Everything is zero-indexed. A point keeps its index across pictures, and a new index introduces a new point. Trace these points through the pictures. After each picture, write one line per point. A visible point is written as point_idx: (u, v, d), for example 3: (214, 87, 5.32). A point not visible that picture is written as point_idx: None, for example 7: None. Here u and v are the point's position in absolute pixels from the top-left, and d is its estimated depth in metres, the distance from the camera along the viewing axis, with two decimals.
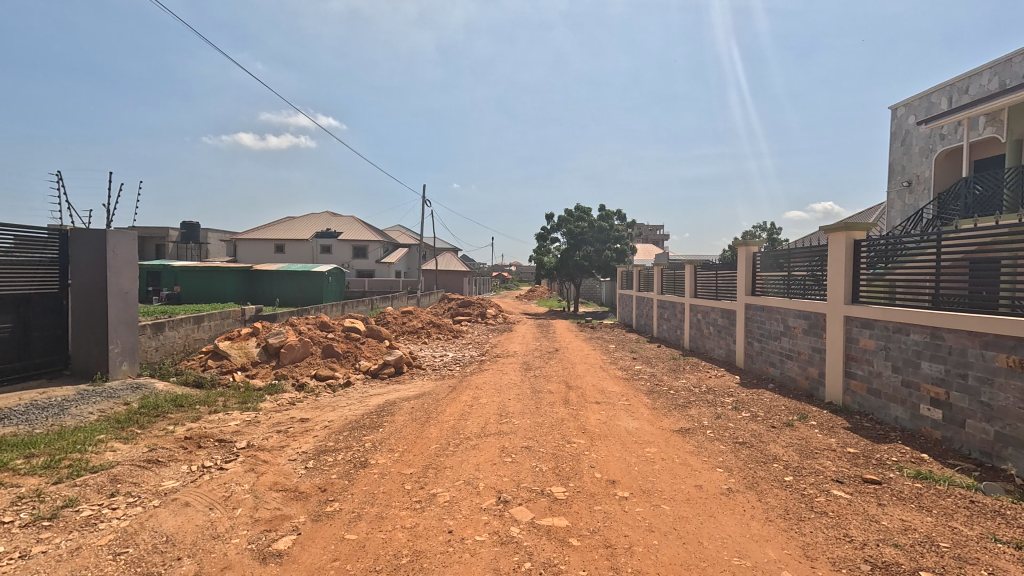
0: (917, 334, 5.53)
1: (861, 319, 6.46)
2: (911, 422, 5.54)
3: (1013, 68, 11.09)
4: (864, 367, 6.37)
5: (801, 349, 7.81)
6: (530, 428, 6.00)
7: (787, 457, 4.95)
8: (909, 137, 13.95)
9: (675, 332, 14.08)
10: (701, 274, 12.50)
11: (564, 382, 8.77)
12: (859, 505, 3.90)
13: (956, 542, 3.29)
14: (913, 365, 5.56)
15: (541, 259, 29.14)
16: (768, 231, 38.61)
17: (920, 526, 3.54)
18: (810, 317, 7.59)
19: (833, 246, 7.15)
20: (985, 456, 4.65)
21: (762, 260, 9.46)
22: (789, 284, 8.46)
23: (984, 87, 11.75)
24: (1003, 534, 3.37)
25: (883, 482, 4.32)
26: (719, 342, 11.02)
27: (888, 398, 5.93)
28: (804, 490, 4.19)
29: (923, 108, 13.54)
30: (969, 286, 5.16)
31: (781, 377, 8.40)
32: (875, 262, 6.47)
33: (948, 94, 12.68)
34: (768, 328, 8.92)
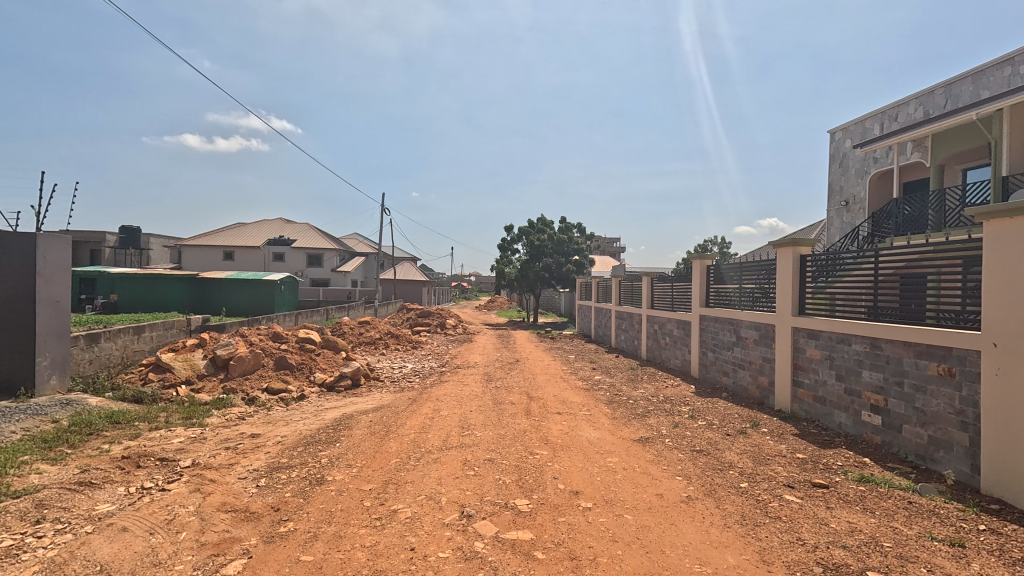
0: (858, 344, 5.86)
1: (808, 330, 6.79)
2: (853, 428, 5.86)
3: (935, 99, 12.09)
4: (810, 376, 6.69)
5: (753, 359, 8.12)
6: (493, 440, 5.93)
7: (741, 464, 5.12)
8: (846, 159, 14.93)
9: (633, 342, 14.37)
10: (658, 286, 12.85)
11: (525, 393, 8.76)
12: (809, 509, 4.07)
13: (898, 541, 3.49)
14: (855, 373, 5.89)
15: (501, 270, 29.21)
16: (719, 244, 40.09)
17: (865, 527, 3.73)
18: (760, 328, 7.92)
19: (781, 261, 7.49)
20: (920, 459, 4.96)
21: (715, 273, 9.82)
22: (740, 296, 8.81)
23: (911, 115, 12.74)
24: (938, 532, 3.61)
25: (830, 486, 4.53)
26: (676, 352, 11.30)
27: (832, 405, 6.25)
28: (758, 496, 4.33)
29: (858, 133, 14.54)
30: (900, 299, 5.53)
31: (734, 386, 8.70)
32: (819, 276, 6.83)
33: (880, 121, 13.66)
34: (722, 339, 9.23)
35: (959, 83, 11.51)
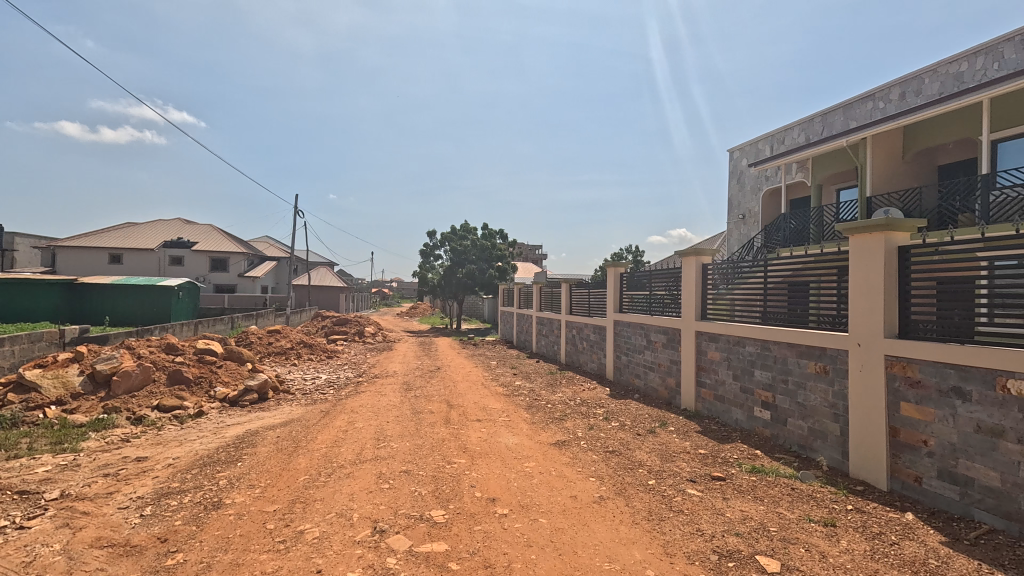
0: (751, 346, 6.41)
1: (709, 334, 7.32)
2: (747, 423, 6.40)
3: (815, 126, 13.60)
4: (711, 376, 7.21)
5: (662, 361, 8.61)
6: (409, 451, 5.79)
7: (649, 462, 5.40)
8: (742, 177, 16.36)
9: (553, 348, 14.69)
10: (576, 293, 13.26)
11: (445, 401, 8.65)
12: (708, 500, 4.37)
13: (782, 525, 3.86)
14: (748, 372, 6.43)
15: (423, 276, 28.74)
16: (634, 253, 42.17)
17: (755, 514, 4.07)
18: (668, 332, 8.43)
19: (685, 269, 8.03)
20: (801, 448, 5.52)
21: (627, 280, 10.31)
22: (651, 302, 9.31)
23: (795, 139, 14.23)
24: (815, 514, 4.04)
25: (726, 477, 4.90)
26: (593, 356, 11.71)
27: (729, 402, 6.78)
28: (664, 491, 4.59)
29: (752, 153, 16.01)
30: (786, 304, 6.12)
31: (645, 388, 9.17)
32: (719, 284, 7.39)
33: (770, 143, 15.13)
34: (634, 342, 9.70)
35: (833, 113, 13.03)
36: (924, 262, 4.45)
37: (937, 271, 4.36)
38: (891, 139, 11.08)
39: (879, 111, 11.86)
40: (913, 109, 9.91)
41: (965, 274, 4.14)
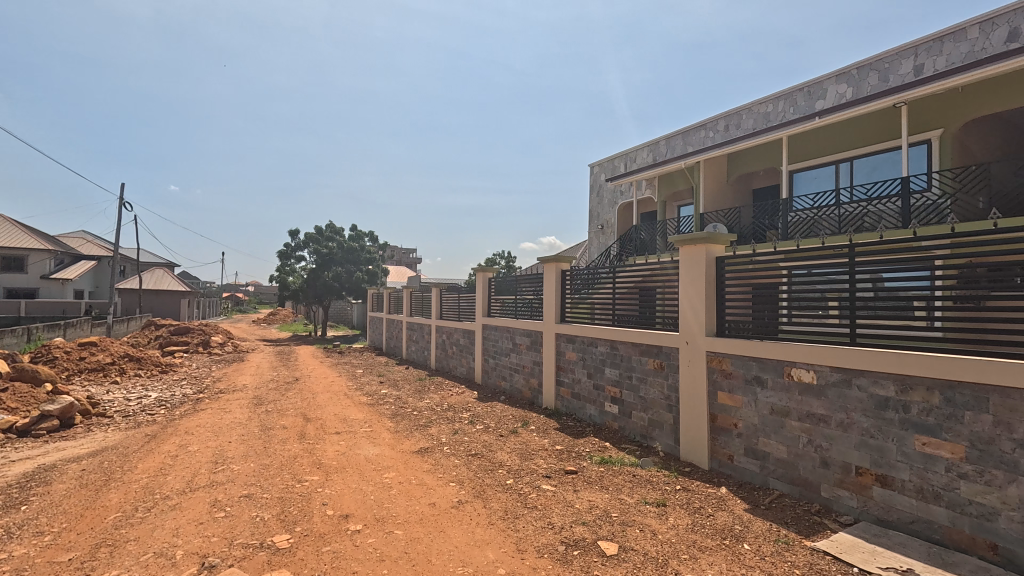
0: (602, 346, 6.94)
1: (567, 336, 7.77)
2: (599, 418, 6.93)
3: (660, 148, 15.23)
4: (568, 376, 7.68)
5: (525, 363, 8.97)
6: (254, 473, 5.26)
7: (509, 461, 5.56)
8: (601, 190, 17.75)
9: (423, 353, 14.50)
10: (446, 297, 13.24)
11: (301, 414, 8.03)
12: (561, 494, 4.62)
13: (622, 510, 4.22)
14: (600, 371, 6.96)
15: (283, 279, 26.51)
16: (506, 258, 43.51)
17: (600, 502, 4.41)
18: (531, 335, 8.80)
19: (546, 274, 8.44)
20: (643, 438, 6.12)
21: (495, 285, 10.56)
22: (517, 306, 9.62)
23: (644, 159, 15.80)
24: (650, 497, 4.50)
25: (578, 470, 5.24)
26: (462, 361, 11.78)
27: (584, 399, 7.27)
28: (521, 489, 4.75)
29: (609, 169, 17.42)
30: (630, 308, 6.72)
31: (510, 389, 9.46)
32: (575, 289, 7.88)
33: (624, 161, 16.61)
34: (500, 346, 9.96)
35: (674, 138, 14.73)
36: (735, 270, 5.21)
37: (744, 278, 5.13)
38: (718, 164, 12.84)
39: (709, 139, 13.67)
40: (733, 139, 11.60)
41: (765, 281, 4.93)
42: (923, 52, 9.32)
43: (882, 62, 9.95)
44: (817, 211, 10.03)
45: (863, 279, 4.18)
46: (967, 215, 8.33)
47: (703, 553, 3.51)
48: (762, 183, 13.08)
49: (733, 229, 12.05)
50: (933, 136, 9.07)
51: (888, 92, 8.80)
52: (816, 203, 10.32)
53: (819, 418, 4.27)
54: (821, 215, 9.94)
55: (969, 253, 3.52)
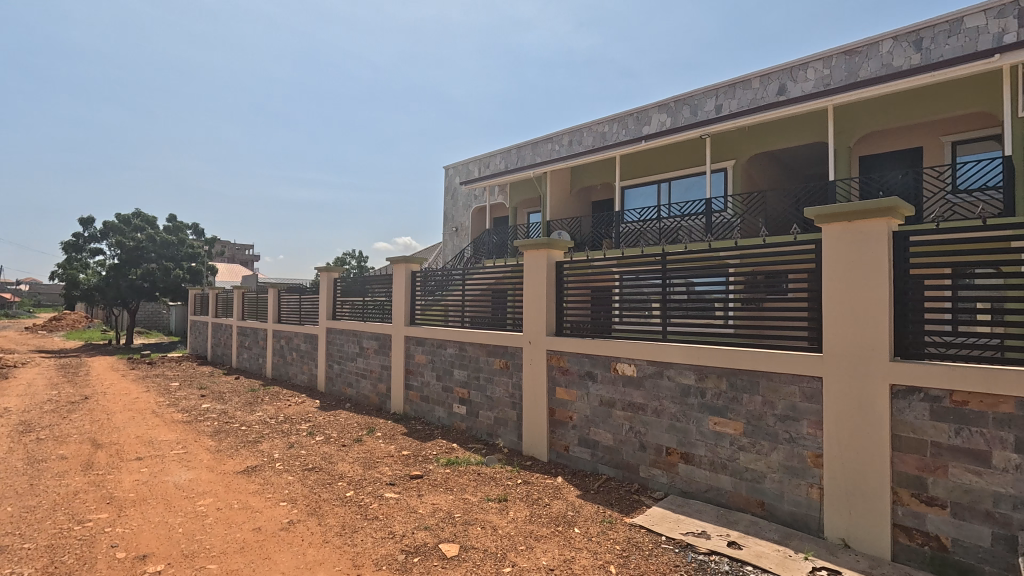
0: (451, 348, 6.96)
1: (416, 338, 7.64)
2: (447, 419, 6.95)
3: (511, 157, 15.85)
4: (417, 379, 7.56)
5: (373, 368, 8.61)
6: (11, 519, 4.18)
7: (350, 472, 5.25)
8: (455, 193, 17.85)
9: (257, 361, 13.07)
10: (285, 298, 12.11)
11: (89, 440, 6.63)
12: (404, 501, 4.49)
13: (465, 510, 4.26)
14: (449, 372, 6.97)
15: (71, 276, 21.75)
16: (354, 257, 40.85)
17: (444, 504, 4.39)
18: (379, 338, 8.46)
19: (396, 275, 8.20)
20: (489, 436, 6.30)
21: (341, 286, 9.96)
22: (365, 308, 9.16)
23: (497, 166, 16.29)
24: (493, 494, 4.63)
25: (423, 474, 5.17)
26: (302, 368, 10.87)
27: (433, 401, 7.23)
28: (361, 501, 4.51)
29: (463, 173, 17.55)
30: (478, 310, 6.83)
31: (356, 396, 9.00)
32: (426, 290, 7.78)
33: (478, 166, 16.92)
34: (345, 350, 9.42)
35: (524, 148, 15.47)
36: (573, 273, 5.62)
37: (580, 281, 5.57)
38: (563, 176, 13.82)
39: (555, 152, 14.62)
40: (576, 154, 12.57)
41: (600, 284, 5.40)
42: (721, 95, 11.15)
43: (692, 99, 11.66)
44: (643, 223, 11.41)
45: (677, 283, 4.79)
46: (750, 233, 10.14)
47: (539, 542, 3.70)
48: (599, 196, 14.37)
49: (575, 236, 13.10)
50: (728, 166, 10.88)
51: (696, 125, 10.35)
52: (642, 216, 11.67)
53: (639, 406, 4.81)
54: (646, 227, 11.33)
55: (751, 263, 4.26)
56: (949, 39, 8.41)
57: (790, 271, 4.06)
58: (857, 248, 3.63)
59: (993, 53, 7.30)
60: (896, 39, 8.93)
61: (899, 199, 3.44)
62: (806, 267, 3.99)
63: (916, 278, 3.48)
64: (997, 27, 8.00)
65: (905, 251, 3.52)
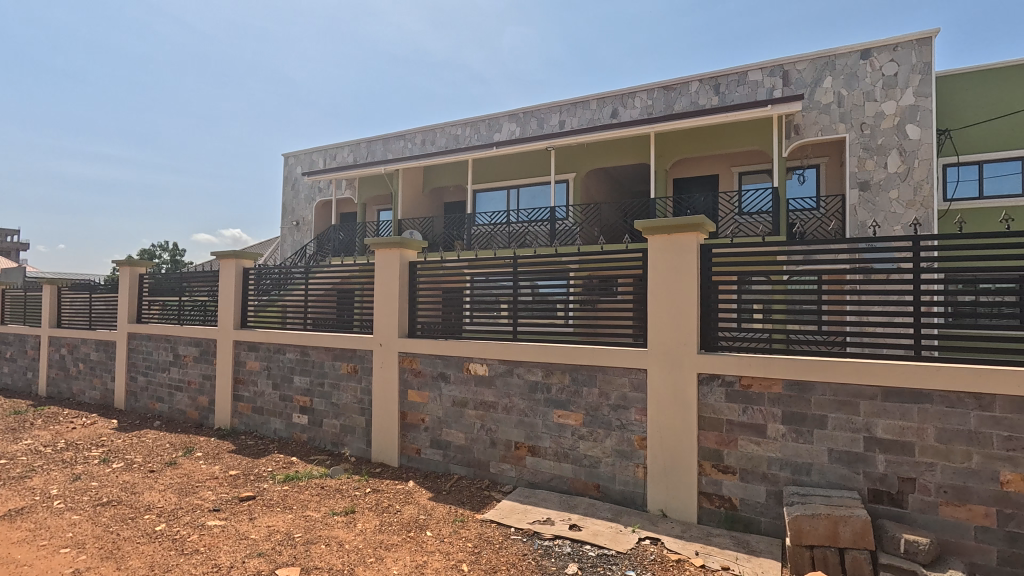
0: (290, 352, 6.37)
1: (248, 343, 6.82)
2: (286, 431, 6.35)
3: (361, 150, 15.07)
4: (249, 389, 6.77)
5: (191, 378, 7.47)
6: None
7: (161, 502, 4.48)
8: (296, 184, 16.31)
9: (24, 376, 10.41)
10: (68, 298, 9.86)
11: None
12: (232, 527, 3.97)
13: (306, 528, 3.93)
14: (288, 380, 6.37)
15: None
16: (163, 246, 34.65)
17: (282, 525, 3.99)
18: (200, 344, 7.37)
19: (223, 272, 7.21)
20: (334, 445, 5.91)
21: (149, 284, 8.44)
22: (181, 310, 7.88)
23: (344, 159, 15.34)
24: (339, 507, 4.35)
25: (256, 495, 4.63)
26: (92, 382, 8.96)
27: (268, 413, 6.54)
28: (176, 534, 3.87)
29: (306, 163, 16.09)
30: (324, 312, 6.34)
31: (169, 413, 7.72)
32: (261, 290, 6.98)
33: (322, 157, 15.72)
34: (155, 359, 8.01)
35: (374, 143, 14.84)
36: (426, 274, 5.55)
37: (433, 282, 5.52)
38: (415, 175, 13.60)
39: (408, 150, 14.32)
40: (429, 154, 12.48)
41: (452, 285, 5.42)
42: (564, 111, 12.06)
43: (539, 112, 12.39)
44: (494, 226, 11.81)
45: (525, 286, 5.03)
46: (588, 240, 11.16)
47: (389, 552, 3.58)
48: (451, 198, 14.46)
49: (427, 237, 13.02)
50: (569, 178, 11.80)
51: (542, 137, 11.05)
52: (493, 219, 12.05)
53: (489, 404, 4.94)
54: (497, 231, 11.76)
55: (590, 268, 4.67)
56: (737, 88, 10.27)
57: (622, 275, 4.54)
58: (674, 258, 4.22)
59: (766, 104, 9.11)
60: (701, 82, 10.60)
61: (704, 217, 4.08)
62: (634, 273, 4.49)
63: (716, 283, 4.17)
64: (769, 83, 9.99)
65: (709, 261, 4.19)
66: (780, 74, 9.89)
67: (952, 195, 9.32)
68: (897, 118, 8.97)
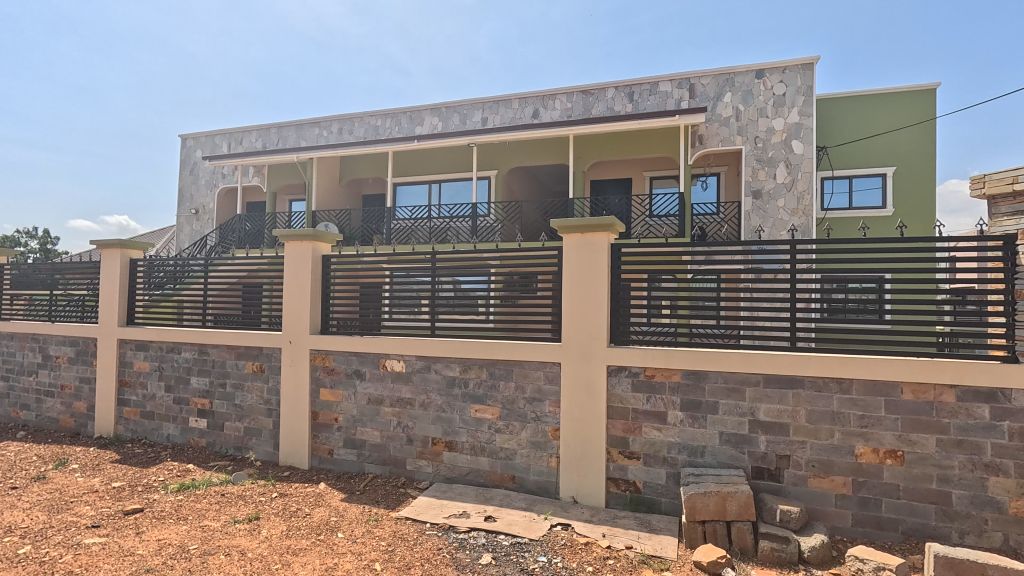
0: (187, 351, 5.87)
1: (136, 341, 6.19)
2: (181, 437, 5.85)
3: (271, 136, 14.15)
4: (137, 392, 6.15)
5: (66, 382, 6.65)
6: None
7: (26, 522, 3.96)
8: (196, 168, 14.96)
9: None
10: None
11: None
12: (115, 544, 3.61)
13: (204, 539, 3.67)
14: (184, 381, 5.87)
15: None
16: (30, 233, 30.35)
17: (174, 537, 3.69)
18: (77, 344, 6.57)
19: (106, 263, 6.47)
20: (237, 450, 5.55)
21: (11, 275, 7.36)
22: (52, 305, 6.96)
23: (252, 144, 14.31)
24: (241, 514, 4.10)
25: (144, 507, 4.23)
26: None
27: (160, 418, 6.00)
28: (44, 556, 3.45)
29: (208, 146, 14.80)
30: (226, 307, 5.89)
31: (37, 422, 6.82)
32: (152, 283, 6.35)
33: (227, 140, 14.55)
34: (19, 361, 7.03)
35: (286, 129, 13.99)
36: (342, 269, 5.35)
37: (349, 276, 5.34)
38: (331, 165, 13.00)
39: (323, 138, 13.65)
40: (346, 143, 11.99)
41: (370, 281, 5.27)
42: (487, 108, 12.11)
43: (461, 107, 12.35)
44: (414, 221, 11.63)
45: (445, 281, 5.02)
46: (508, 238, 11.33)
47: (297, 557, 3.44)
48: (370, 190, 14.01)
49: (344, 230, 12.52)
50: (491, 175, 11.87)
51: (464, 133, 11.03)
52: (413, 214, 11.86)
53: (406, 401, 4.88)
54: (417, 226, 11.60)
55: (509, 264, 4.75)
56: (650, 97, 10.88)
57: (540, 272, 4.67)
58: (587, 256, 4.42)
59: (674, 113, 9.75)
60: (617, 89, 11.10)
61: (616, 218, 4.31)
62: (550, 269, 4.63)
63: (625, 280, 4.42)
64: (677, 94, 10.68)
65: (619, 259, 4.43)
66: (687, 86, 10.60)
67: (828, 205, 10.53)
68: (784, 134, 9.98)
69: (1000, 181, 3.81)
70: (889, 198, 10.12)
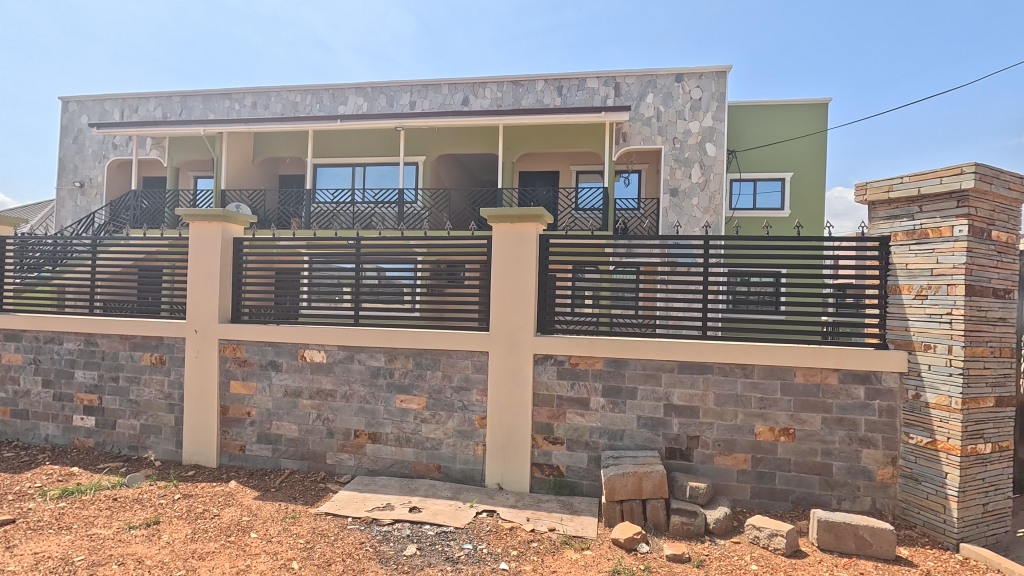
0: (70, 342, 5.22)
1: (5, 332, 5.42)
2: (63, 437, 5.22)
3: (173, 105, 12.84)
4: (7, 388, 5.40)
5: None
6: None
7: None
8: (81, 137, 13.26)
9: None
10: None
11: None
12: None
13: (91, 549, 3.30)
14: (66, 376, 5.23)
15: None
16: None
17: (54, 549, 3.30)
18: None
19: None
20: (132, 450, 5.05)
21: None
22: None
23: (150, 112, 12.91)
24: (136, 519, 3.73)
25: (16, 518, 3.74)
26: None
27: (36, 417, 5.31)
28: None
29: (95, 111, 13.14)
30: (117, 293, 5.29)
31: None
32: (26, 265, 5.58)
33: (119, 107, 13.00)
34: None
35: (191, 98, 12.76)
36: (256, 253, 5.00)
37: (263, 261, 4.99)
38: (243, 142, 12.05)
39: (235, 111, 12.62)
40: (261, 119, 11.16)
41: (286, 266, 4.96)
42: (415, 92, 11.78)
43: (388, 89, 11.91)
44: (336, 205, 11.10)
45: (369, 269, 4.84)
46: (435, 226, 11.17)
47: (203, 561, 3.20)
48: (288, 171, 13.18)
49: (257, 212, 11.70)
50: (418, 161, 11.57)
51: (391, 115, 10.65)
52: (335, 197, 11.32)
53: (326, 393, 4.68)
54: (339, 210, 11.08)
55: (436, 253, 4.67)
56: (577, 92, 11.09)
57: (468, 262, 4.63)
58: (515, 246, 4.45)
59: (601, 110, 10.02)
60: (547, 82, 11.22)
61: (544, 209, 4.36)
62: (478, 260, 4.61)
63: (552, 271, 4.51)
64: (603, 91, 10.99)
65: (546, 250, 4.50)
66: (613, 85, 10.93)
67: (736, 205, 11.39)
68: (699, 136, 10.61)
69: (880, 188, 3.99)
70: (787, 201, 11.12)
